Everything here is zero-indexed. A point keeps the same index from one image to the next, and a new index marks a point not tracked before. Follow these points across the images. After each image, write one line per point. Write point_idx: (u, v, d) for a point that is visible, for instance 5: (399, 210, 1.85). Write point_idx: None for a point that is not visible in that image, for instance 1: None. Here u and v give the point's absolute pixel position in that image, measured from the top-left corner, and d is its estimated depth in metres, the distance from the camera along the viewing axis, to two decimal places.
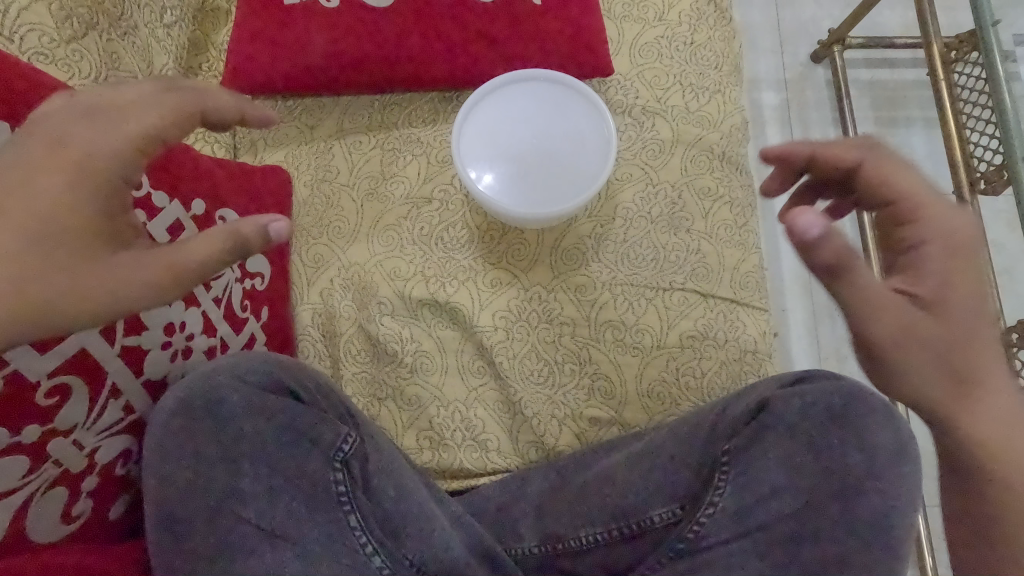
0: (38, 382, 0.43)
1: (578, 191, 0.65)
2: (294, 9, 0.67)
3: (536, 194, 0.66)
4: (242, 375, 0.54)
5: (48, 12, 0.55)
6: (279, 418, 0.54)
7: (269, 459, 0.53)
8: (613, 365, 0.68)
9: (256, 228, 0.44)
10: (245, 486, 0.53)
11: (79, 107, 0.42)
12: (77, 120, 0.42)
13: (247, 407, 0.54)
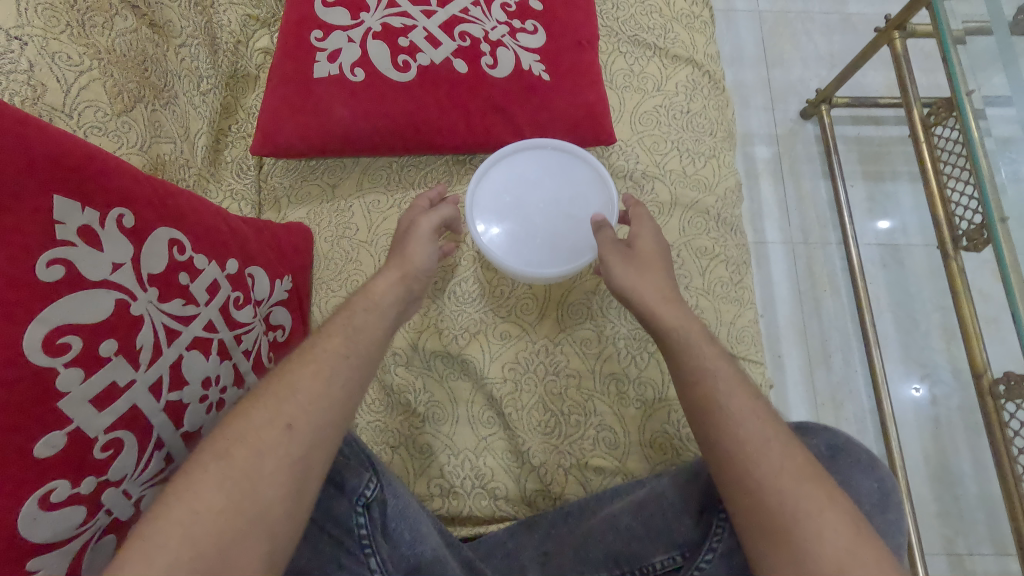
0: (97, 437, 0.45)
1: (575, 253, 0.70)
2: (324, 83, 0.72)
3: (535, 251, 0.70)
4: None
5: (103, 89, 0.60)
6: None
7: None
8: (616, 416, 0.72)
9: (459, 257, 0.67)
10: None
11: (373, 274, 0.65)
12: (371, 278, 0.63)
13: None
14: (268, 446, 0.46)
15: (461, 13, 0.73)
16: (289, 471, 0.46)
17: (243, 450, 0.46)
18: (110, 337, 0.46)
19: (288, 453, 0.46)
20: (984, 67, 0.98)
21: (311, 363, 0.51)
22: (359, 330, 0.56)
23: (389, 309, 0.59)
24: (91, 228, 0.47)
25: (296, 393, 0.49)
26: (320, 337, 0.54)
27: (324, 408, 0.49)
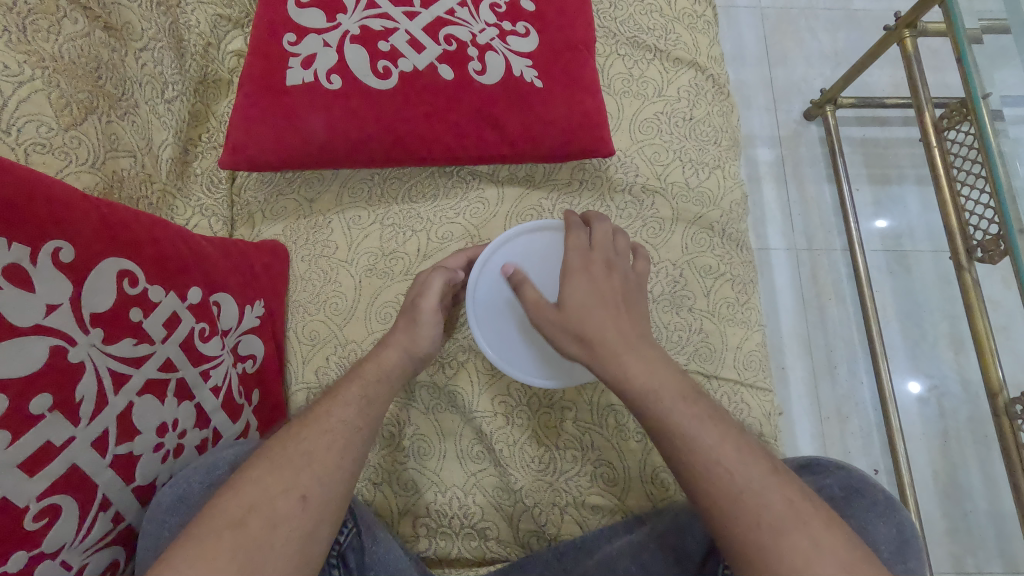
0: (28, 505, 0.40)
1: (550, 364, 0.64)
2: (298, 91, 0.67)
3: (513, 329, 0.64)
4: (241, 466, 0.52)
5: (48, 102, 0.55)
6: None
7: None
8: (616, 451, 0.67)
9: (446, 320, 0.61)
10: None
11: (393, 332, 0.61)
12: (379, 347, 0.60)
13: None
14: (280, 519, 0.46)
15: (447, 14, 0.67)
16: (300, 546, 0.46)
17: (257, 520, 0.45)
18: (45, 391, 0.41)
19: (300, 527, 0.46)
20: (1002, 68, 0.92)
21: (325, 433, 0.51)
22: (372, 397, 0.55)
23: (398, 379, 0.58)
24: (21, 266, 0.41)
25: (310, 463, 0.49)
26: (333, 405, 0.54)
27: (338, 480, 0.49)
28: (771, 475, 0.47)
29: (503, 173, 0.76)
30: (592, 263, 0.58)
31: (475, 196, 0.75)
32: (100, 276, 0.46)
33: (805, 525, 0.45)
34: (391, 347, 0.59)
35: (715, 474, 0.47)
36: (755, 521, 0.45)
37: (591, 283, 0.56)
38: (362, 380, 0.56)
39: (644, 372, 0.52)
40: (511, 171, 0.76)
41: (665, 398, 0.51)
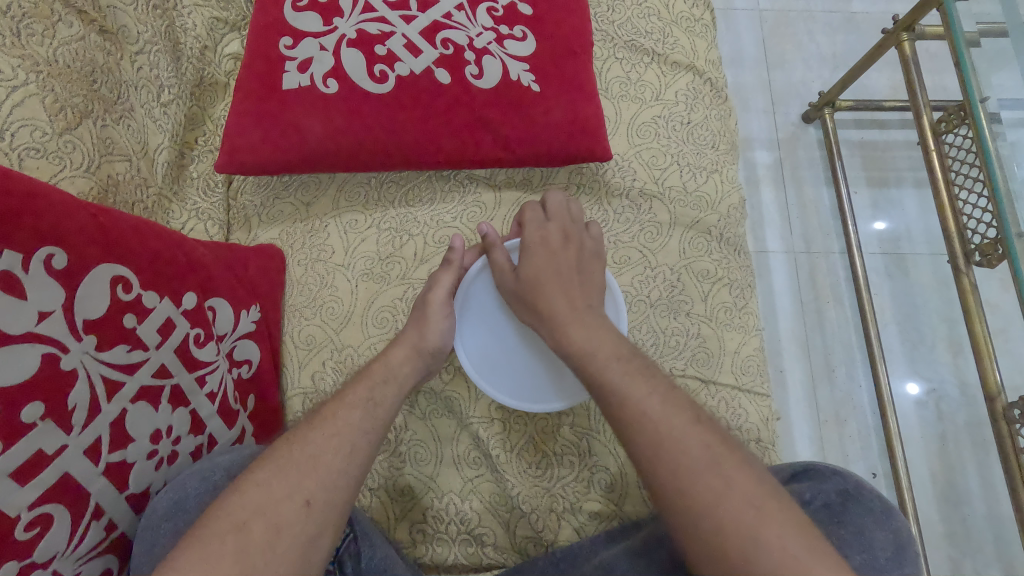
0: (19, 515, 0.40)
1: (525, 391, 0.64)
2: (294, 95, 0.66)
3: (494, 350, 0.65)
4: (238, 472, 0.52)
5: (42, 106, 0.54)
6: None
7: None
8: (613, 457, 0.67)
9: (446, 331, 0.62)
10: None
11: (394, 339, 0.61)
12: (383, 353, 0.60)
13: None
14: (284, 524, 0.45)
15: (444, 18, 0.67)
16: (303, 551, 0.45)
17: (263, 525, 0.45)
18: (37, 400, 0.41)
19: (304, 532, 0.46)
20: (999, 72, 0.92)
21: (331, 437, 0.50)
22: (379, 400, 0.55)
23: (404, 384, 0.57)
24: (13, 274, 0.41)
25: (315, 467, 0.48)
26: (341, 409, 0.53)
27: (343, 484, 0.49)
28: (693, 423, 0.48)
29: (500, 177, 0.76)
30: (549, 239, 0.64)
31: (472, 200, 0.75)
32: (93, 282, 0.46)
33: (718, 466, 0.46)
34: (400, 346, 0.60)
35: (638, 417, 0.49)
36: (672, 463, 0.46)
37: (547, 255, 0.62)
38: (366, 384, 0.56)
39: (584, 334, 0.55)
40: (509, 175, 0.76)
41: (600, 355, 0.54)
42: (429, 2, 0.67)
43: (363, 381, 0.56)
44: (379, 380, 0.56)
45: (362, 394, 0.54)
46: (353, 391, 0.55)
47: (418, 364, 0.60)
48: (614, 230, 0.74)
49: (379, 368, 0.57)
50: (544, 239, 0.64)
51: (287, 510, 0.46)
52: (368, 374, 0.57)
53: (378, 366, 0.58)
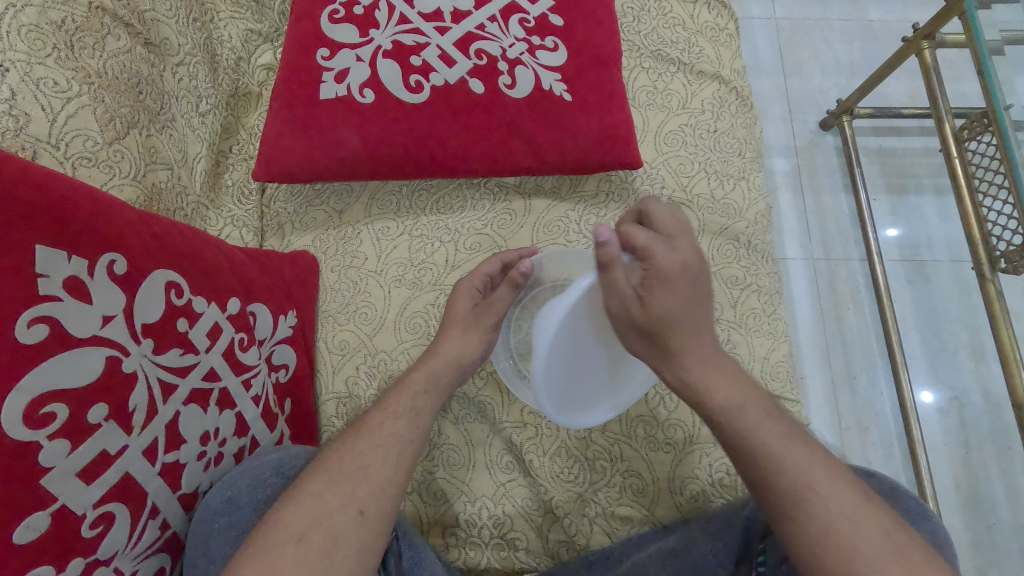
0: (85, 513, 0.41)
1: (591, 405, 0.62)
2: (331, 105, 0.68)
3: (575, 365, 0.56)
4: (288, 472, 0.53)
5: (93, 116, 0.56)
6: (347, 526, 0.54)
7: None
8: (644, 462, 0.67)
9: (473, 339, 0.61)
10: None
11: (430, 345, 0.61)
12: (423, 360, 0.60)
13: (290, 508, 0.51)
14: (343, 535, 0.47)
15: (477, 29, 0.68)
16: (360, 560, 0.47)
17: (320, 535, 0.46)
18: (100, 401, 0.42)
19: (360, 541, 0.47)
20: (1022, 79, 0.93)
21: (380, 449, 0.52)
22: (423, 410, 0.56)
23: (443, 390, 0.59)
24: (79, 279, 0.42)
25: (366, 478, 0.50)
26: (387, 420, 0.54)
27: (392, 495, 0.50)
28: (861, 501, 0.47)
29: (530, 184, 0.77)
30: (688, 267, 0.50)
31: (502, 207, 0.76)
32: (149, 288, 0.47)
33: (898, 552, 0.45)
34: (439, 355, 0.60)
35: (810, 499, 0.47)
36: (853, 553, 0.45)
37: (681, 286, 0.50)
38: (413, 393, 0.57)
39: (724, 383, 0.50)
40: (538, 182, 0.77)
41: (750, 413, 0.50)
42: (463, 14, 0.69)
43: (410, 388, 0.57)
44: (420, 387, 0.57)
45: (409, 401, 0.56)
46: (398, 401, 0.56)
47: (456, 371, 0.60)
48: None
49: (423, 375, 0.58)
50: (686, 268, 0.50)
51: (345, 523, 0.47)
52: (410, 381, 0.58)
53: (421, 374, 0.58)
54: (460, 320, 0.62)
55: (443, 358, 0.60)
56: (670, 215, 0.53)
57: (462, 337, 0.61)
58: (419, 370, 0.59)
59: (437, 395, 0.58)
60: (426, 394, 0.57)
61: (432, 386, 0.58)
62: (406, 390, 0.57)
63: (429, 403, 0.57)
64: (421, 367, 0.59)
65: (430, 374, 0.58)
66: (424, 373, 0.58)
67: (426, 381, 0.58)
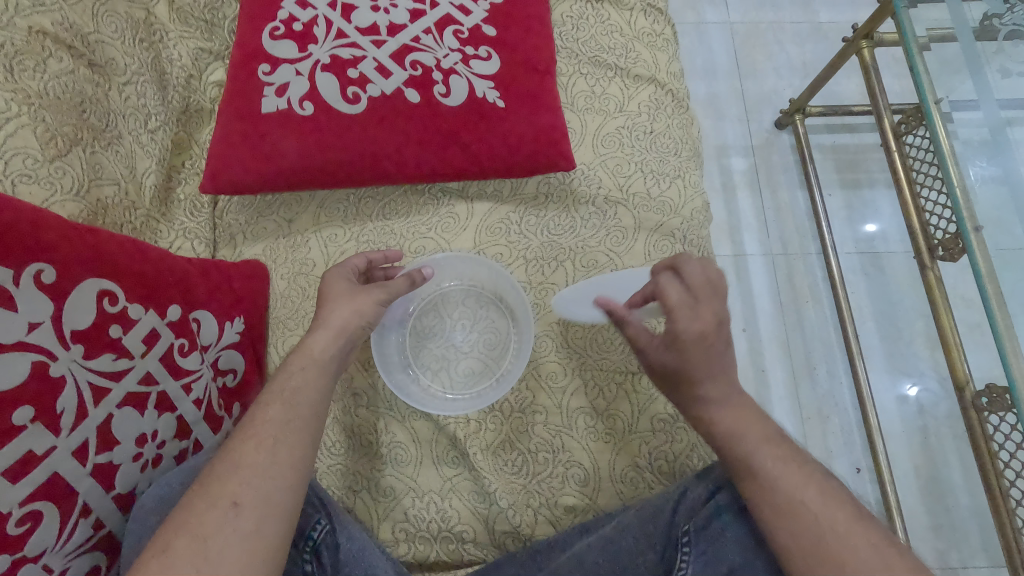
0: (11, 511, 0.43)
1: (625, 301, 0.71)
2: (273, 118, 0.70)
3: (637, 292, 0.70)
4: None
5: (33, 135, 0.58)
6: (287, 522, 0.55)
7: None
8: (586, 452, 0.69)
9: (355, 312, 0.61)
10: None
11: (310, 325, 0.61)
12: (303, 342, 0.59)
13: None
14: (214, 531, 0.44)
15: (412, 41, 0.71)
16: (241, 551, 0.44)
17: (186, 539, 0.44)
18: (27, 404, 0.44)
19: (240, 530, 0.45)
20: (950, 75, 0.96)
21: (248, 439, 0.49)
22: (296, 394, 0.54)
23: (330, 365, 0.57)
24: (4, 289, 0.44)
25: (238, 470, 0.48)
26: (262, 409, 0.52)
27: (270, 482, 0.48)
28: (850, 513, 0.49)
29: (473, 189, 0.79)
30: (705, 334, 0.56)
31: (446, 211, 0.78)
32: (82, 296, 0.49)
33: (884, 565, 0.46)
34: (321, 330, 0.59)
35: None
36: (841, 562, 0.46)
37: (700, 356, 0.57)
38: (294, 376, 0.55)
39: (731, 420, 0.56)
40: (480, 187, 0.79)
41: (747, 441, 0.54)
42: (398, 27, 0.72)
43: (291, 369, 0.56)
44: (301, 368, 0.56)
45: (288, 380, 0.55)
46: (278, 385, 0.54)
47: (342, 342, 0.59)
48: (582, 236, 0.77)
49: (304, 357, 0.57)
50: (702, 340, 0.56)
51: (218, 518, 0.45)
52: (289, 365, 0.56)
53: (301, 354, 0.57)
54: (338, 295, 0.62)
55: (325, 334, 0.59)
56: (705, 273, 0.59)
57: (344, 311, 0.61)
58: (298, 352, 0.58)
59: (323, 372, 0.57)
60: (307, 373, 0.56)
61: (314, 366, 0.57)
62: (289, 372, 0.55)
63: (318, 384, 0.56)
64: (298, 348, 0.58)
65: (310, 353, 0.57)
66: (308, 354, 0.57)
67: (307, 359, 0.57)
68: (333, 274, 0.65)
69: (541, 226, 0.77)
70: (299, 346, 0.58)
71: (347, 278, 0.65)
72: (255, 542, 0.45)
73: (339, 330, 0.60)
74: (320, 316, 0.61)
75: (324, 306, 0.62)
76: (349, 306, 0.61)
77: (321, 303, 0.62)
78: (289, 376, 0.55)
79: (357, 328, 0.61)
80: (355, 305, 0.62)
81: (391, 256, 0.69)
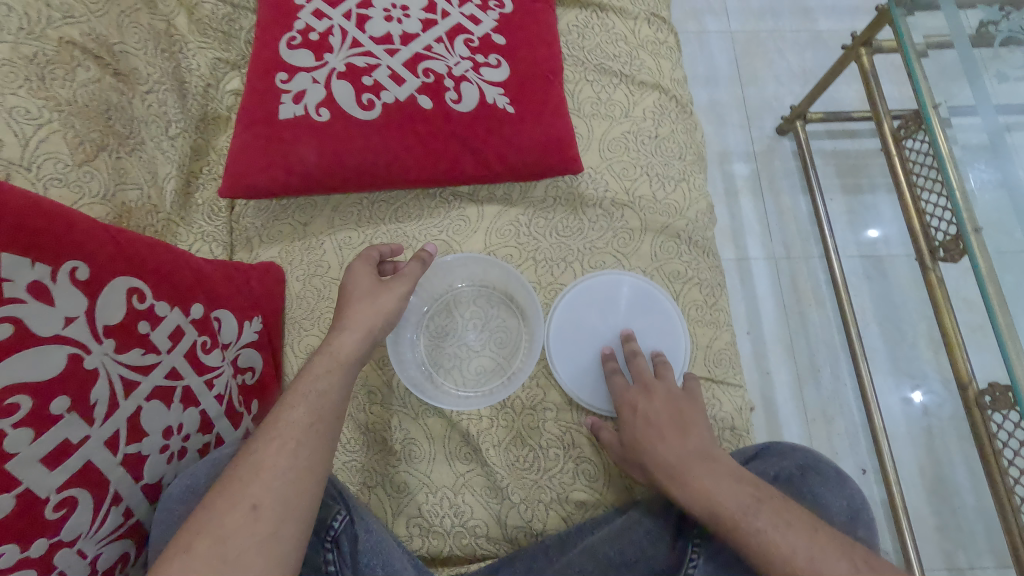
0: (48, 497, 0.45)
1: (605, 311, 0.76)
2: (290, 123, 0.73)
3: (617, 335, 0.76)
4: None
5: (63, 141, 0.61)
6: None
7: None
8: (596, 448, 0.71)
9: (379, 314, 0.64)
10: None
11: (334, 324, 0.63)
12: (326, 343, 0.61)
13: None
14: (232, 533, 0.47)
15: (425, 50, 0.74)
16: (260, 552, 0.47)
17: (206, 540, 0.46)
18: (64, 394, 0.46)
19: (259, 531, 0.47)
20: (947, 81, 0.99)
21: (272, 441, 0.52)
22: (321, 398, 0.56)
23: (353, 366, 0.60)
24: (42, 283, 0.46)
25: (260, 472, 0.50)
26: (288, 413, 0.54)
27: (290, 485, 0.50)
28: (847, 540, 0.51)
29: (483, 193, 0.81)
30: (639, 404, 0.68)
31: (456, 214, 0.80)
32: (112, 293, 0.51)
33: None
34: (348, 332, 0.62)
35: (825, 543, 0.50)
36: None
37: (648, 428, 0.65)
38: (319, 378, 0.58)
39: (705, 485, 0.58)
40: (490, 190, 0.82)
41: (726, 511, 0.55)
42: (411, 36, 0.74)
43: (317, 369, 0.58)
44: (325, 369, 0.58)
45: (313, 380, 0.57)
46: (302, 386, 0.57)
47: (366, 343, 0.62)
48: (589, 237, 0.79)
49: (328, 359, 0.59)
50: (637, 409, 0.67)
51: (238, 519, 0.47)
52: (313, 365, 0.59)
53: (325, 355, 0.60)
54: (360, 295, 0.65)
55: (350, 337, 0.61)
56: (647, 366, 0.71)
57: (368, 312, 0.64)
58: (323, 352, 0.60)
59: (346, 375, 0.59)
60: (331, 375, 0.58)
61: (338, 369, 0.59)
62: (314, 372, 0.58)
63: (340, 387, 0.58)
64: (323, 349, 0.61)
65: (334, 354, 0.60)
66: (332, 356, 0.60)
67: (332, 362, 0.59)
68: (354, 274, 0.67)
69: (549, 228, 0.79)
70: (324, 346, 0.61)
71: (370, 276, 0.67)
72: (273, 542, 0.47)
73: (365, 332, 0.62)
74: (343, 317, 0.63)
75: (347, 306, 0.64)
76: (373, 307, 0.64)
77: (344, 302, 0.65)
78: (314, 376, 0.58)
79: (380, 327, 0.64)
80: (379, 306, 0.64)
81: (397, 250, 0.72)
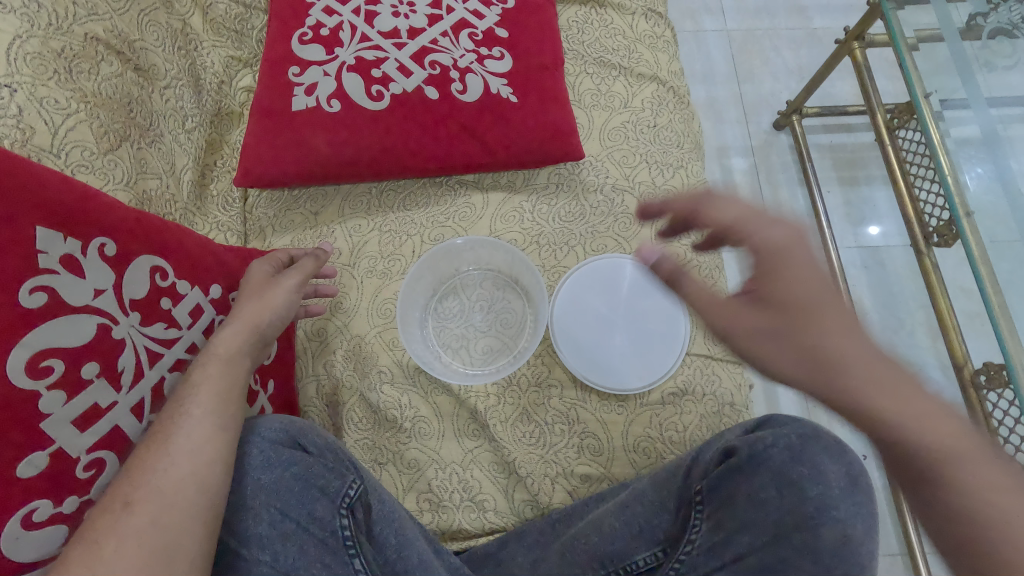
0: (79, 457, 0.48)
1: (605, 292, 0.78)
2: (302, 115, 0.76)
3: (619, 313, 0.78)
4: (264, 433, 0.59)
5: (89, 130, 0.64)
6: (307, 476, 0.57)
7: (281, 507, 0.56)
8: (599, 423, 0.73)
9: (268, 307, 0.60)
10: (260, 532, 0.55)
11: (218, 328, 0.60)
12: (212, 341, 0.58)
13: (264, 459, 0.57)
14: (110, 536, 0.43)
15: (431, 43, 0.77)
16: (142, 555, 0.43)
17: (84, 551, 0.42)
18: (93, 360, 0.49)
19: (141, 533, 0.44)
20: (938, 71, 1.01)
21: (153, 442, 0.49)
22: (208, 389, 0.52)
23: (236, 359, 0.56)
24: (74, 257, 0.49)
25: (142, 474, 0.47)
26: (175, 414, 0.51)
27: (175, 482, 0.47)
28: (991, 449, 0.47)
29: (487, 181, 0.84)
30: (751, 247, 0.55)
31: (462, 201, 0.83)
32: (138, 270, 0.54)
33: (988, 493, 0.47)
34: (230, 326, 0.58)
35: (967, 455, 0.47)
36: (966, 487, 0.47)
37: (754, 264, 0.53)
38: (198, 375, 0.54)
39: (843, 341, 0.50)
40: (494, 179, 0.85)
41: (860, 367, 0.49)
42: (417, 31, 0.77)
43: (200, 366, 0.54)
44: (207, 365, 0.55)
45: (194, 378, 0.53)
46: (185, 386, 0.53)
47: (251, 337, 0.58)
48: (591, 222, 0.82)
49: (210, 355, 0.55)
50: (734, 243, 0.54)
51: (119, 523, 0.44)
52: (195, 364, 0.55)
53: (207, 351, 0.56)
54: (249, 294, 0.61)
55: (232, 331, 0.57)
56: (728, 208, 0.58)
57: (253, 305, 0.60)
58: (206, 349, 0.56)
59: (230, 368, 0.55)
60: (211, 370, 0.54)
61: (220, 363, 0.55)
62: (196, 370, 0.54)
63: (230, 380, 0.54)
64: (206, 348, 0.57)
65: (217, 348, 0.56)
66: (216, 351, 0.56)
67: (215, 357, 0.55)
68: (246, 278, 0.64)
69: (552, 214, 0.82)
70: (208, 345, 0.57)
71: (261, 277, 0.64)
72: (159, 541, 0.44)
73: (251, 324, 0.58)
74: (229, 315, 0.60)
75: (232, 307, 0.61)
76: (262, 300, 0.60)
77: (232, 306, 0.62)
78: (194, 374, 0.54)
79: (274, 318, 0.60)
80: (270, 299, 0.61)
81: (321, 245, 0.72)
